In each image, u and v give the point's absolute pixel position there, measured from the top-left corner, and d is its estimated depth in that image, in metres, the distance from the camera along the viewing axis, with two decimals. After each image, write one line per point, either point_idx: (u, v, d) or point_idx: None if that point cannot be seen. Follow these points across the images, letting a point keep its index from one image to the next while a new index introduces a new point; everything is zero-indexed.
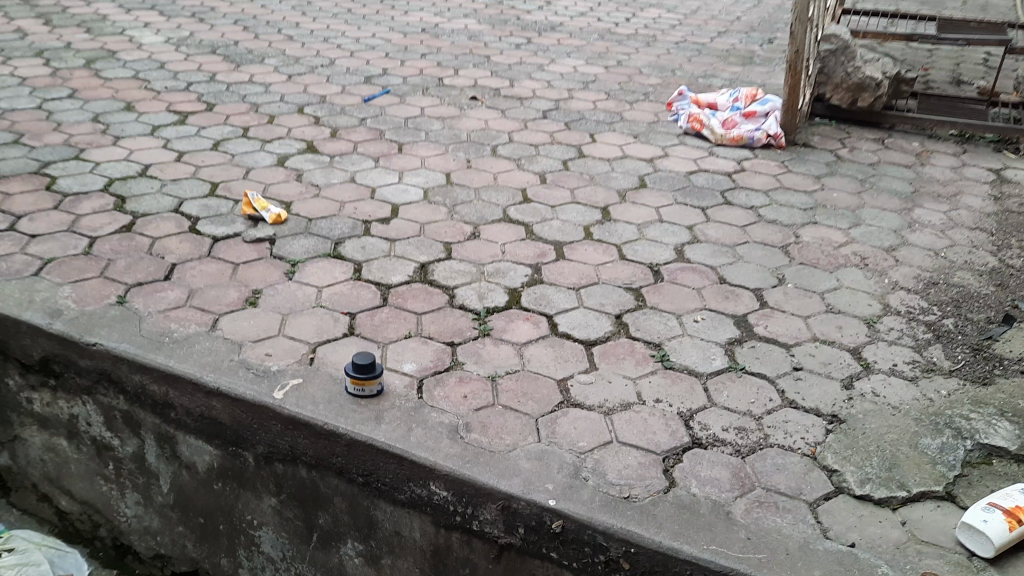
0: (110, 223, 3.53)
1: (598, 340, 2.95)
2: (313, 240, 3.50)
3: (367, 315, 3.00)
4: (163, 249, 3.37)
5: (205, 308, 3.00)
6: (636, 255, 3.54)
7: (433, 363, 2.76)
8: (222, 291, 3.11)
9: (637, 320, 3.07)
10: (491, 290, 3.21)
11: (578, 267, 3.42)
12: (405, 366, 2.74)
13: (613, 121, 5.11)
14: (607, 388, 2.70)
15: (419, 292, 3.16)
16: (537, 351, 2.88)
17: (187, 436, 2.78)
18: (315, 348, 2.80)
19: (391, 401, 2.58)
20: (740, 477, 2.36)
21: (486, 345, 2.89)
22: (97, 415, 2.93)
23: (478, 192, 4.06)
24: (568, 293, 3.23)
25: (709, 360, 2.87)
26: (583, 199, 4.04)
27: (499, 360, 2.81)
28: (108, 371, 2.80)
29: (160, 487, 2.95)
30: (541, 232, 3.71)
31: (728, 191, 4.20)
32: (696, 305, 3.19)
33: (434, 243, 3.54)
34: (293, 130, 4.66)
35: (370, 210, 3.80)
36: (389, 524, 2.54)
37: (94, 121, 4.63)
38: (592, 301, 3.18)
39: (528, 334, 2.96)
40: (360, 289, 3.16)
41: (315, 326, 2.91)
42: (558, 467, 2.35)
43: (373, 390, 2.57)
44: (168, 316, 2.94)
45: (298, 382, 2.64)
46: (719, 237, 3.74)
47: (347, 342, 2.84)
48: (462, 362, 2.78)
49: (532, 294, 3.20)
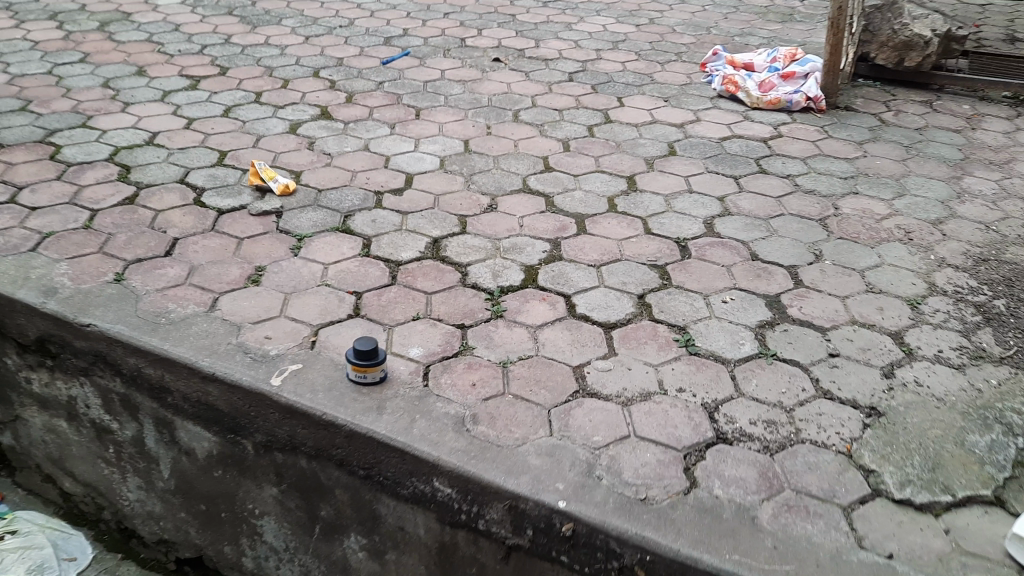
0: (113, 195, 3.39)
1: (619, 322, 2.77)
2: (322, 212, 3.34)
3: (374, 295, 2.84)
4: (165, 222, 3.23)
5: (206, 286, 2.86)
6: (662, 229, 3.33)
7: (441, 347, 2.60)
8: (224, 268, 2.96)
9: (661, 301, 2.87)
10: (506, 268, 3.02)
11: (600, 242, 3.23)
12: (411, 351, 2.58)
13: (642, 83, 4.86)
14: (626, 376, 2.52)
15: (429, 270, 2.99)
16: (552, 334, 2.70)
17: (184, 422, 2.66)
18: (317, 330, 2.65)
19: (395, 389, 2.42)
20: (767, 478, 2.18)
21: (498, 329, 2.72)
22: (95, 397, 2.83)
23: (497, 161, 3.86)
24: (588, 270, 3.04)
25: (738, 345, 2.67)
26: (607, 167, 3.82)
27: (511, 345, 2.64)
28: (103, 353, 2.68)
29: (161, 472, 2.85)
30: (562, 203, 3.51)
31: (763, 158, 3.95)
32: (725, 284, 2.98)
33: (448, 216, 3.36)
34: (307, 95, 4.49)
35: (383, 180, 3.63)
36: (392, 519, 2.40)
37: (104, 86, 4.49)
38: (613, 280, 2.98)
39: (543, 316, 2.78)
40: (367, 265, 3.00)
41: (318, 306, 2.76)
42: (570, 464, 2.18)
43: (375, 378, 2.42)
44: (166, 295, 2.80)
45: (297, 367, 2.49)
46: (752, 209, 3.51)
47: (351, 324, 2.68)
48: (472, 347, 2.62)
49: (550, 272, 3.02)
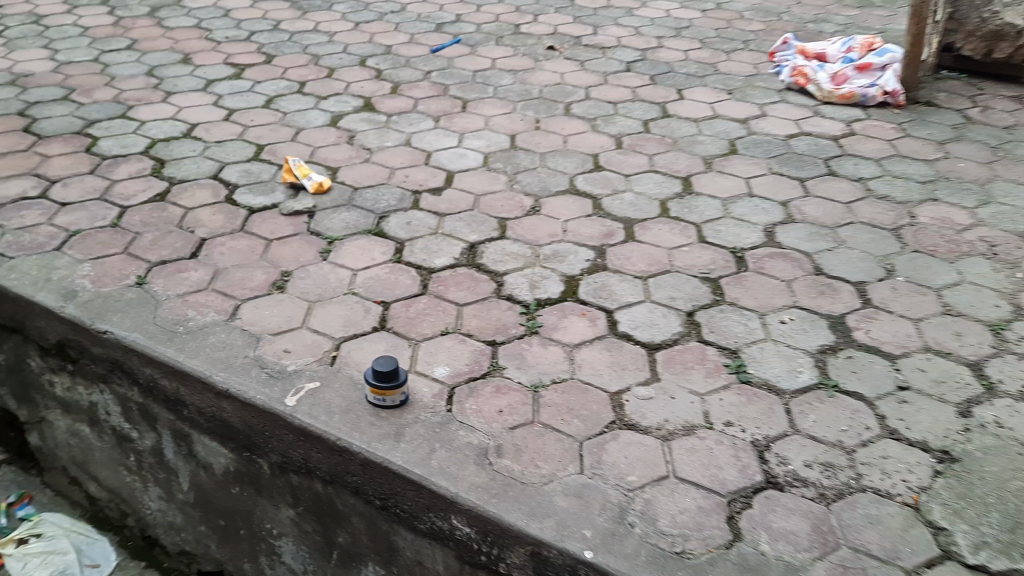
0: (145, 191, 3.29)
1: (664, 343, 2.54)
2: (356, 213, 3.18)
3: (402, 306, 2.67)
4: (194, 221, 3.12)
5: (228, 291, 2.73)
6: (717, 237, 3.08)
7: (469, 367, 2.42)
8: (249, 272, 2.83)
9: (712, 320, 2.63)
10: (545, 278, 2.82)
11: (649, 251, 3.00)
12: (436, 370, 2.40)
13: (705, 73, 4.57)
14: (668, 407, 2.31)
15: (463, 279, 2.80)
16: (590, 355, 2.49)
17: (201, 436, 2.54)
18: (339, 345, 2.49)
19: (416, 413, 2.25)
20: (822, 533, 1.94)
21: (532, 347, 2.52)
22: (115, 405, 2.74)
23: (543, 158, 3.64)
24: (633, 283, 2.82)
25: (795, 373, 2.43)
26: (661, 167, 3.58)
27: (545, 367, 2.44)
28: (120, 361, 2.57)
29: (180, 484, 2.74)
30: (610, 206, 3.28)
31: (832, 159, 3.65)
32: (783, 303, 2.73)
33: (487, 219, 3.16)
34: (352, 85, 4.33)
35: (423, 178, 3.45)
36: (410, 552, 2.24)
37: (148, 74, 4.41)
38: (660, 293, 2.75)
39: (582, 334, 2.58)
40: (398, 273, 2.83)
41: (342, 318, 2.60)
42: (600, 508, 1.98)
43: (395, 401, 2.25)
44: (187, 301, 2.68)
45: (315, 386, 2.34)
46: (817, 216, 3.23)
47: (375, 339, 2.52)
48: (502, 367, 2.43)
49: (592, 284, 2.80)
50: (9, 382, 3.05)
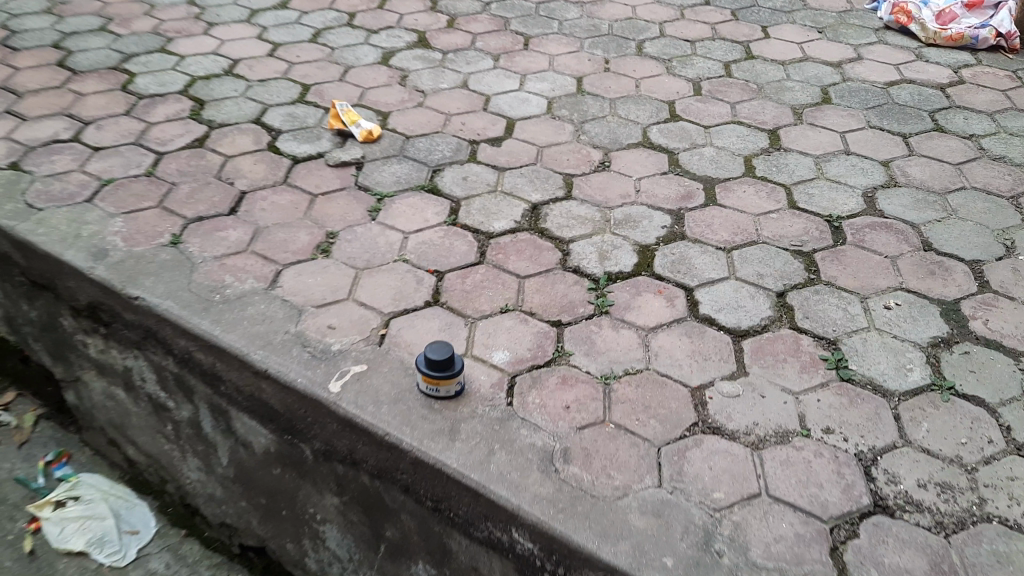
0: (182, 136, 3.05)
1: (751, 330, 2.25)
2: (407, 165, 2.91)
3: (457, 277, 2.41)
4: (234, 172, 2.88)
5: (269, 255, 2.49)
6: (810, 203, 2.75)
7: (532, 352, 2.16)
8: (291, 233, 2.59)
9: (806, 303, 2.33)
10: (616, 247, 2.53)
11: (732, 217, 2.68)
12: (495, 355, 2.15)
13: (792, 8, 4.14)
14: (757, 409, 2.04)
15: (525, 247, 2.53)
16: (668, 342, 2.22)
17: (239, 414, 2.33)
18: (388, 321, 2.25)
19: (473, 406, 2.01)
20: (943, 572, 1.66)
21: (602, 330, 2.25)
22: (150, 372, 2.54)
23: (613, 104, 3.31)
24: (716, 255, 2.51)
25: (903, 372, 2.13)
26: (745, 117, 3.22)
27: (616, 354, 2.18)
28: (153, 329, 2.36)
29: (219, 458, 2.56)
30: (689, 162, 2.96)
31: (937, 112, 3.26)
32: (887, 284, 2.41)
33: (552, 174, 2.87)
34: (405, 18, 4.01)
35: (481, 126, 3.15)
36: (464, 558, 1.96)
37: (189, 3, 4.13)
38: (746, 269, 2.45)
39: (658, 315, 2.30)
40: (453, 237, 2.56)
41: (392, 289, 2.36)
42: (682, 531, 1.72)
43: (449, 392, 2.01)
44: (224, 265, 2.45)
45: (361, 370, 2.10)
46: (923, 179, 2.87)
47: (428, 316, 2.27)
48: (569, 353, 2.17)
49: (669, 256, 2.51)
50: (43, 339, 2.87)
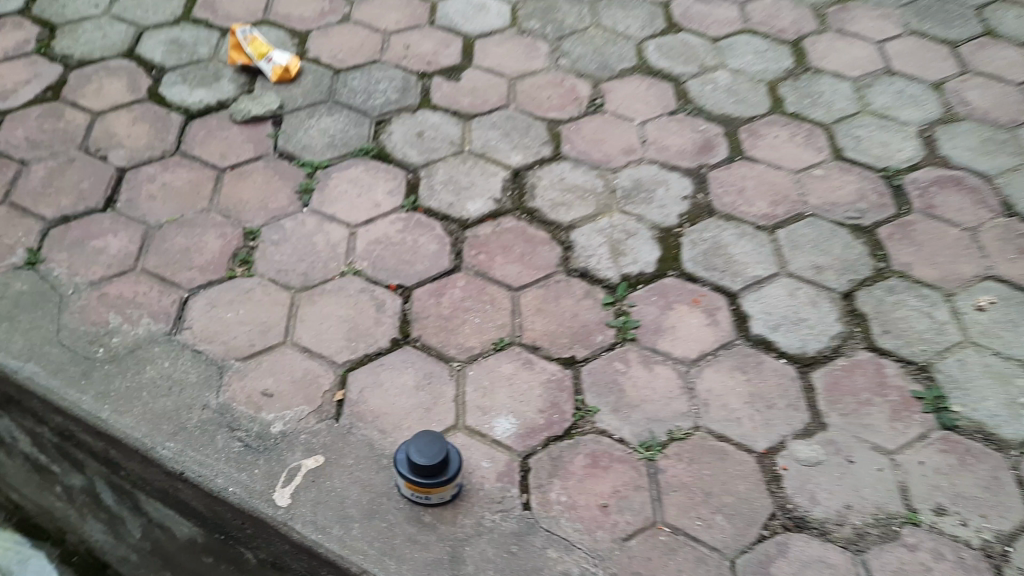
0: (29, 83, 2.26)
1: (820, 356, 1.74)
2: (342, 116, 2.21)
3: (430, 295, 1.81)
4: (106, 137, 2.13)
5: (168, 275, 1.83)
6: (858, 149, 2.19)
7: (545, 415, 1.61)
8: (195, 236, 1.91)
9: (881, 310, 1.82)
10: (631, 234, 1.95)
11: (768, 177, 2.11)
12: (497, 425, 1.59)
13: None
14: (848, 482, 1.56)
15: (512, 241, 1.92)
16: (717, 381, 1.69)
17: (150, 499, 1.75)
18: (344, 378, 1.66)
19: (477, 514, 1.48)
20: None
21: (630, 369, 1.71)
22: (22, 434, 1.91)
23: (594, 10, 2.61)
24: (758, 239, 1.96)
25: (1018, 410, 1.67)
26: (758, 24, 2.58)
27: (655, 407, 1.65)
28: (15, 397, 1.71)
29: (129, 530, 1.99)
30: (701, 94, 2.33)
31: (984, 8, 2.68)
32: (973, 271, 1.91)
33: (531, 123, 2.22)
34: None
35: (431, 48, 2.43)
36: None
37: None
38: (799, 260, 1.91)
39: (699, 340, 1.76)
40: (416, 231, 1.93)
41: (344, 324, 1.74)
42: None
43: (444, 498, 1.46)
44: (106, 296, 1.78)
45: (317, 465, 1.53)
46: (987, 108, 2.32)
47: (398, 364, 1.68)
48: (593, 412, 1.63)
49: (699, 243, 1.94)
50: None
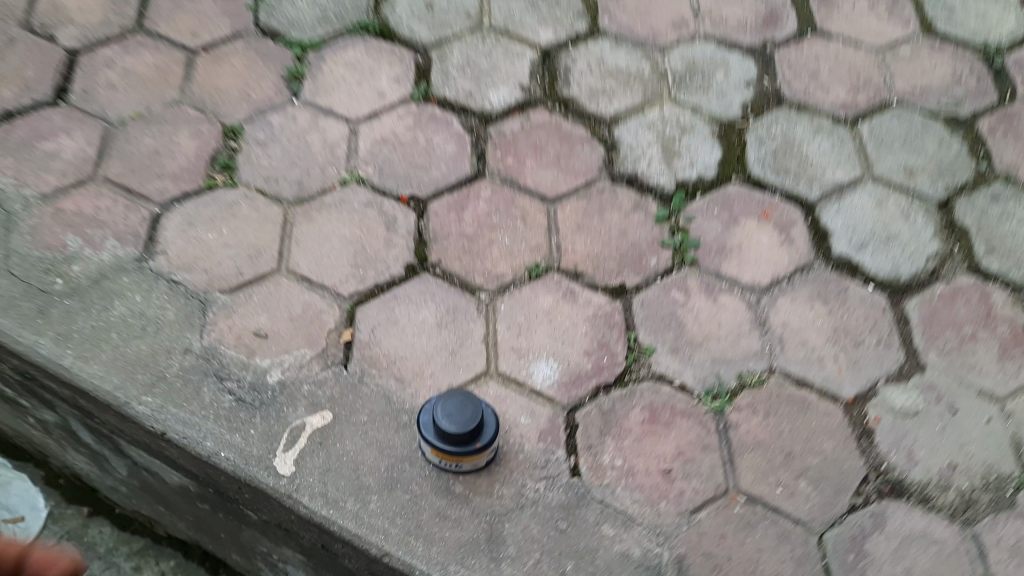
0: None
1: (914, 281, 1.47)
2: None
3: (449, 208, 1.51)
4: (52, 11, 1.77)
5: (136, 185, 1.52)
6: (951, 21, 1.84)
7: (593, 359, 1.36)
8: (165, 136, 1.59)
9: (985, 223, 1.54)
10: (685, 130, 1.63)
11: (845, 57, 1.77)
12: (536, 372, 1.34)
13: None
14: (952, 437, 1.32)
15: (546, 140, 1.61)
16: (794, 313, 1.43)
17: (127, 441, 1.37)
18: (351, 315, 1.39)
19: (517, 482, 1.24)
20: None
21: (692, 299, 1.44)
22: None
23: None
24: (837, 135, 1.64)
25: None
26: None
27: (721, 346, 1.39)
28: None
29: (110, 460, 1.53)
30: None
31: None
32: None
33: None
34: None
35: None
36: None
37: None
38: (887, 162, 1.61)
39: (771, 262, 1.48)
40: (430, 128, 1.61)
41: (348, 247, 1.46)
42: None
43: (479, 464, 1.22)
44: (61, 213, 1.47)
45: (324, 424, 1.27)
46: None
47: (415, 298, 1.41)
48: (649, 353, 1.37)
49: (768, 141, 1.63)
50: None
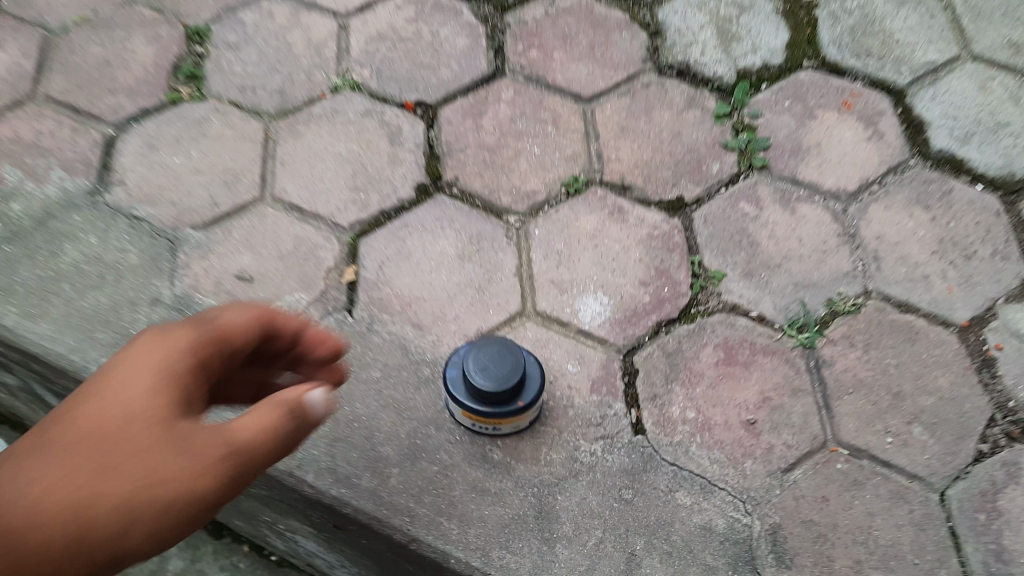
0: None
1: None
2: None
3: (464, 115, 1.25)
4: None
5: (84, 103, 1.25)
6: None
7: (651, 291, 1.11)
8: (117, 44, 1.31)
9: None
10: (743, 10, 1.36)
11: None
12: (583, 309, 1.10)
13: None
14: None
15: (575, 29, 1.33)
16: (890, 223, 1.18)
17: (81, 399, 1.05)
18: (353, 247, 1.13)
19: (570, 445, 1.01)
20: None
21: (765, 212, 1.18)
22: None
23: None
24: (925, 7, 1.37)
25: None
26: None
27: (805, 267, 1.14)
28: None
29: None
30: None
31: None
32: None
33: None
34: None
35: None
36: None
37: None
38: (987, 37, 1.34)
39: (857, 162, 1.22)
40: (435, 21, 1.34)
41: (345, 166, 1.20)
42: None
43: (521, 425, 0.99)
44: None
45: None
46: None
47: (430, 225, 1.15)
48: (718, 280, 1.13)
49: (844, 17, 1.35)
50: None
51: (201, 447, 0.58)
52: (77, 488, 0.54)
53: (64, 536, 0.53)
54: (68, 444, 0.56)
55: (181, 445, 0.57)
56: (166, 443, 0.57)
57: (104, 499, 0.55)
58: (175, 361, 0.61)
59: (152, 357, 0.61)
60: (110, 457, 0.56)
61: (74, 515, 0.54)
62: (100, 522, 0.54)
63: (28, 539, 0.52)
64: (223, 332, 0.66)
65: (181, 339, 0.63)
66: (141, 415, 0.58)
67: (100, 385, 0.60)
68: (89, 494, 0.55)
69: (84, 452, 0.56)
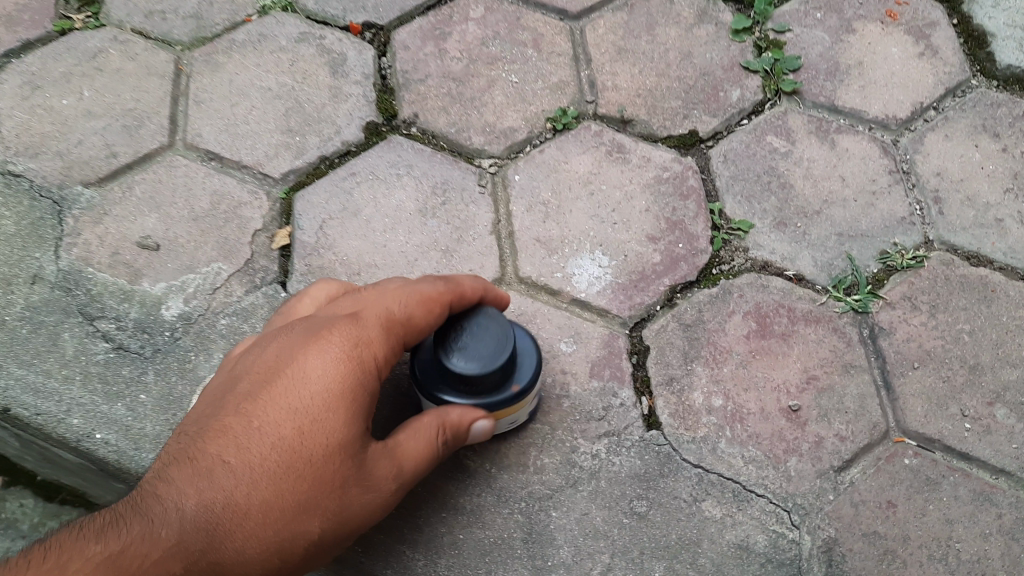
0: None
1: None
2: None
3: (424, 38, 1.02)
4: None
5: None
6: None
7: (662, 246, 0.89)
8: None
9: None
10: None
11: None
12: (578, 272, 0.87)
13: None
14: None
15: None
16: (953, 155, 0.95)
17: None
18: (287, 203, 0.90)
19: (565, 445, 0.79)
20: None
21: (798, 145, 0.96)
22: None
23: None
24: None
25: None
26: None
27: (851, 211, 0.92)
28: None
29: None
30: None
31: None
32: None
33: None
34: None
35: None
36: None
37: None
38: None
39: (908, 83, 1.00)
40: None
41: (278, 104, 0.97)
42: None
43: (515, 419, 0.75)
44: None
45: None
46: None
47: (384, 173, 0.92)
48: (745, 231, 0.90)
49: None
50: None
51: (363, 515, 0.65)
52: (281, 521, 0.62)
53: (265, 565, 0.62)
54: (270, 463, 0.63)
55: (359, 490, 0.64)
56: (352, 480, 0.64)
57: (307, 531, 0.63)
58: (365, 377, 0.66)
59: (339, 379, 0.65)
60: (309, 489, 0.63)
61: (274, 548, 0.62)
62: (291, 547, 0.63)
63: (236, 558, 0.62)
64: (403, 336, 0.68)
65: (369, 354, 0.66)
66: (340, 450, 0.63)
67: (293, 391, 0.64)
68: (291, 526, 0.62)
69: (284, 480, 0.62)
